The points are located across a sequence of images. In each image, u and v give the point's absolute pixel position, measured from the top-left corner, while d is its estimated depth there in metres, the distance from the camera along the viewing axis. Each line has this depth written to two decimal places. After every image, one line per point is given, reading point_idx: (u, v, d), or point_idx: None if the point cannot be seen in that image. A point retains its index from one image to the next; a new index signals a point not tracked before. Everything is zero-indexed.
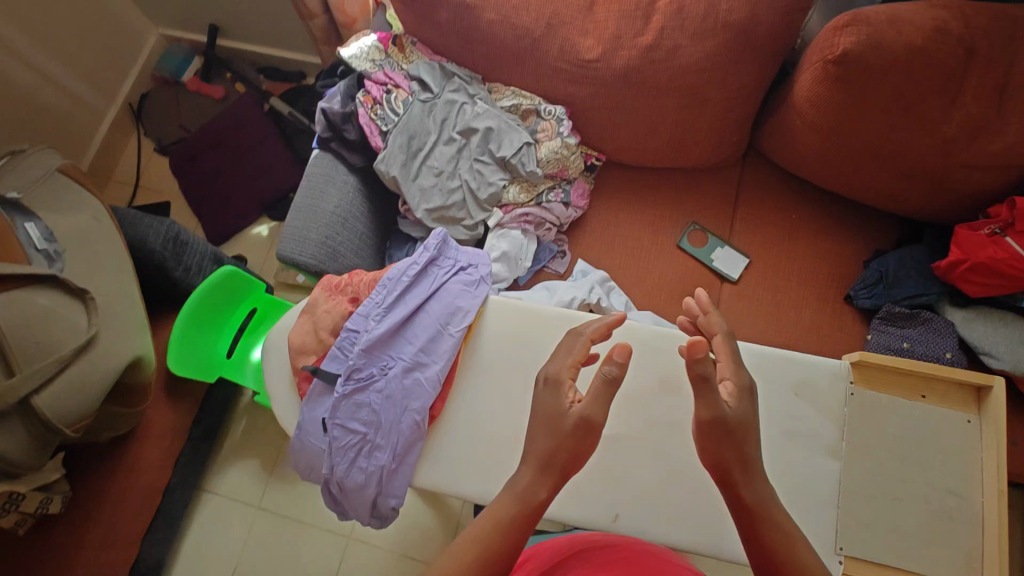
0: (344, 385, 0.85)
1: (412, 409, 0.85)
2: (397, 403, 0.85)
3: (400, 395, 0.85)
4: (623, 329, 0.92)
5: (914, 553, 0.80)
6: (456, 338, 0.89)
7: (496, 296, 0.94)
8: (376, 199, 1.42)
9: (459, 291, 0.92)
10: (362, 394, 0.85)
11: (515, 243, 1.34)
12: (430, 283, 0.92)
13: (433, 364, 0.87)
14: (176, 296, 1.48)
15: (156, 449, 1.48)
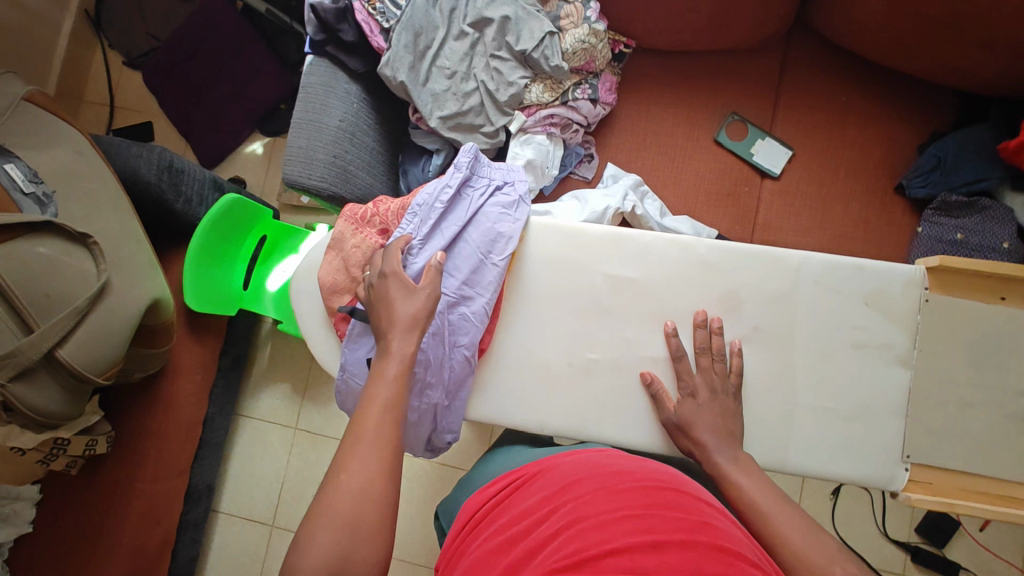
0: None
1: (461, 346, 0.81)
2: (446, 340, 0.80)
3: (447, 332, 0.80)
4: (678, 244, 0.84)
5: (986, 457, 0.78)
6: (501, 268, 0.82)
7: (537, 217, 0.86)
8: (383, 108, 1.28)
9: (497, 215, 0.84)
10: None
11: (541, 150, 1.23)
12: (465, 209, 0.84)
13: (479, 298, 0.81)
14: (181, 229, 1.39)
15: (190, 383, 1.46)
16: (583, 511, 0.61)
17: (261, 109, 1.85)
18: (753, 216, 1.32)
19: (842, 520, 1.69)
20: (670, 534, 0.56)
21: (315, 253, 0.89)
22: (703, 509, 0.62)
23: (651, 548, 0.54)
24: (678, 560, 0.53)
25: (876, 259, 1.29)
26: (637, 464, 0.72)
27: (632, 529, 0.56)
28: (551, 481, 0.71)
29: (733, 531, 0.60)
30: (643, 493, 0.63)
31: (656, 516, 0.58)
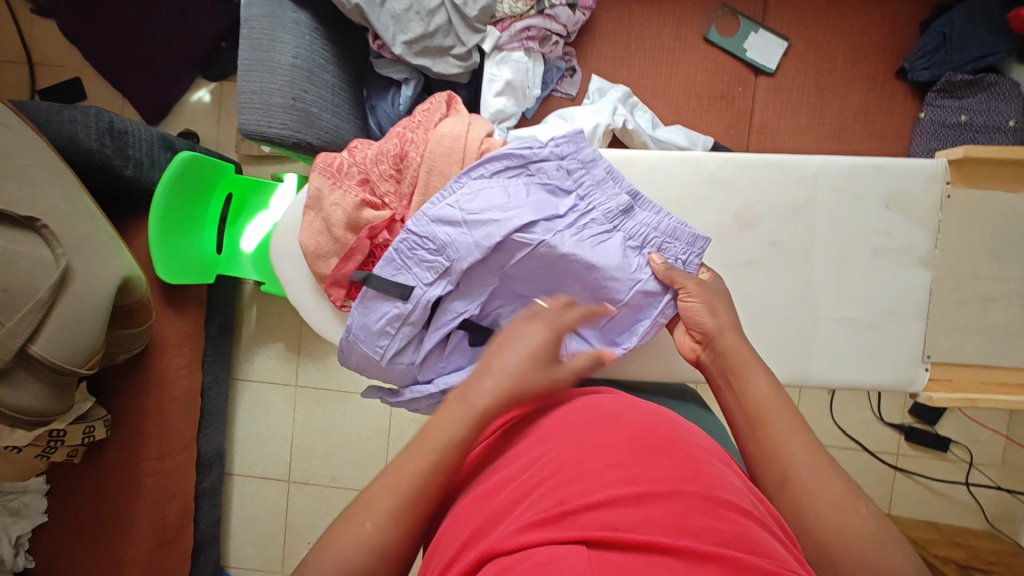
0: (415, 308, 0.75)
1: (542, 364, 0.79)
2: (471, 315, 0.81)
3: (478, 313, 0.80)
4: (687, 161, 0.78)
5: (1008, 347, 0.78)
6: None
7: None
8: (342, 37, 1.13)
9: (642, 259, 0.76)
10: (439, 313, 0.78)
11: (520, 68, 1.13)
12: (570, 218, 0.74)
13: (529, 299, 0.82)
14: (137, 197, 1.27)
15: (179, 357, 1.40)
16: (568, 461, 0.61)
17: (199, 50, 1.66)
18: (749, 117, 1.25)
19: (840, 409, 1.76)
20: (656, 485, 0.56)
21: (292, 215, 0.81)
22: (698, 457, 0.61)
23: (633, 500, 0.54)
24: (662, 514, 0.53)
25: (875, 152, 1.24)
26: (634, 407, 0.71)
27: (616, 483, 0.56)
28: (539, 424, 0.71)
29: (727, 480, 0.60)
30: (636, 442, 0.62)
31: (643, 467, 0.58)
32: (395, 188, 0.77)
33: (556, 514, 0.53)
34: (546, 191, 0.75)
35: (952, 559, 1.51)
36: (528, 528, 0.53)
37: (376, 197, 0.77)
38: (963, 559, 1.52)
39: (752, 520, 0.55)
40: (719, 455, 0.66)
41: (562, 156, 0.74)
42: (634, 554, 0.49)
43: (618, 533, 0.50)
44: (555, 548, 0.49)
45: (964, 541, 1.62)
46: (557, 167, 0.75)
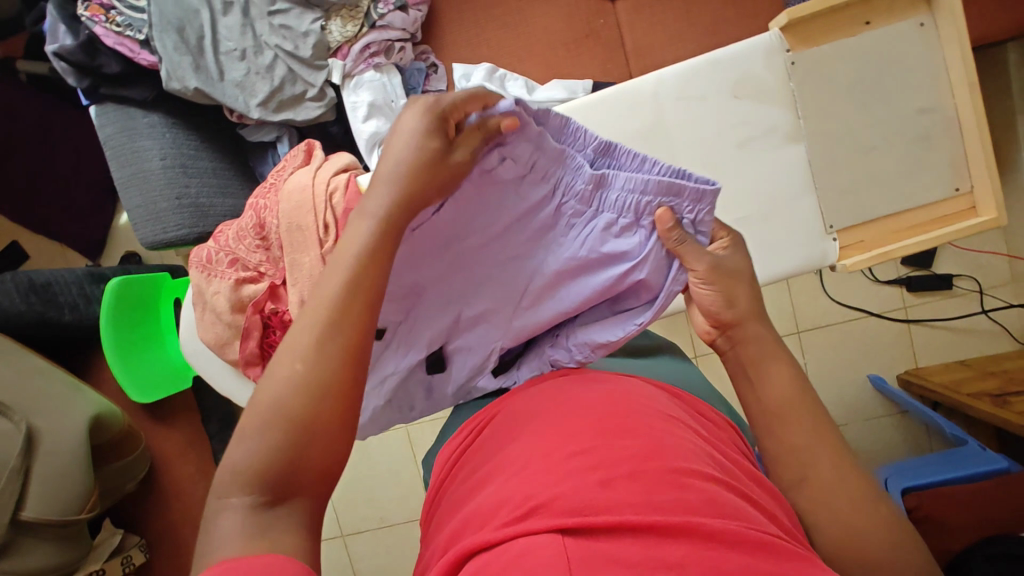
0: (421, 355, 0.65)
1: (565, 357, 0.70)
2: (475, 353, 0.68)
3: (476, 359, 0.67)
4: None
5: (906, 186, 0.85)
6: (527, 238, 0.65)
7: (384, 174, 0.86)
8: (205, 123, 1.15)
9: (644, 231, 0.55)
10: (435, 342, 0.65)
11: (376, 87, 1.12)
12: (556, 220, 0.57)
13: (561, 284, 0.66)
14: (88, 335, 1.31)
15: (187, 464, 1.44)
16: (530, 451, 0.57)
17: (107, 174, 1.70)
18: (620, 44, 1.22)
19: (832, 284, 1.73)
20: (615, 466, 0.52)
21: (187, 315, 0.82)
22: (656, 423, 0.59)
23: (597, 483, 0.50)
24: (628, 496, 0.49)
25: (756, 31, 1.20)
26: (591, 382, 0.67)
27: (583, 466, 0.53)
28: (506, 417, 0.66)
29: (687, 445, 0.57)
30: (596, 419, 0.59)
31: (605, 446, 0.54)
32: (267, 256, 0.78)
33: (525, 510, 0.49)
34: (511, 189, 0.55)
35: (985, 390, 1.46)
36: (495, 529, 0.48)
37: (251, 271, 0.78)
38: (996, 386, 1.46)
39: (714, 477, 0.53)
40: (677, 415, 0.64)
41: (514, 151, 0.53)
42: (608, 537, 0.46)
43: (593, 514, 0.47)
44: (524, 544, 0.45)
45: (997, 367, 1.56)
46: (514, 164, 0.54)
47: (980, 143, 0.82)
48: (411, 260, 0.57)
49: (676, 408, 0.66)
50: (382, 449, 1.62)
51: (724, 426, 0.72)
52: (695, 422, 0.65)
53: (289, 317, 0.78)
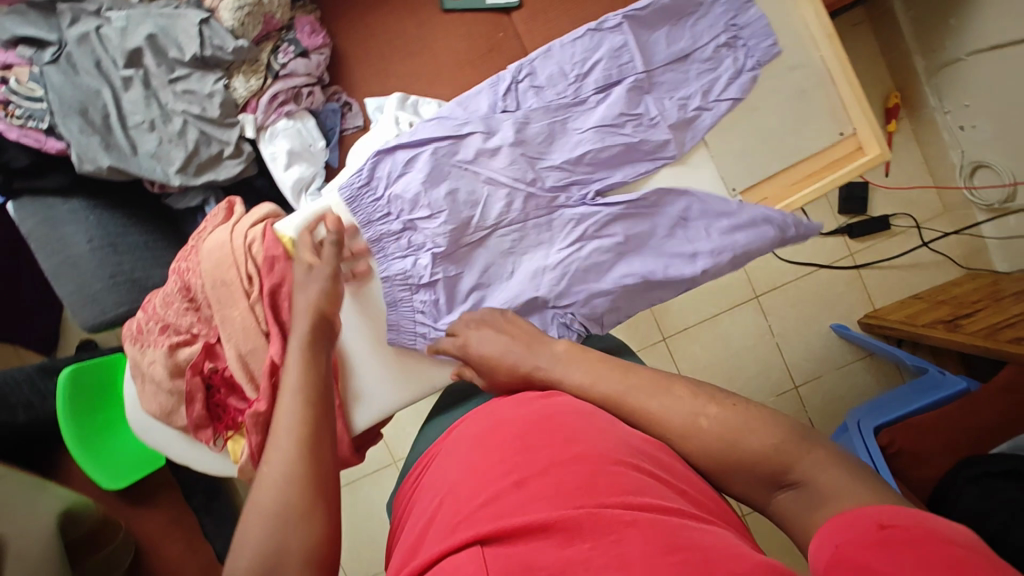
0: (528, 61, 0.83)
1: (747, 65, 0.79)
2: (567, 89, 0.82)
3: (525, 156, 0.81)
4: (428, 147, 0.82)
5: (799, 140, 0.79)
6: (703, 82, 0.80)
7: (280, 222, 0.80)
8: (129, 200, 1.15)
9: None
10: (545, 63, 0.83)
11: (292, 134, 1.14)
12: (488, 165, 0.81)
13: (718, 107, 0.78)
14: (48, 430, 1.29)
15: (174, 542, 1.42)
16: (465, 474, 0.59)
17: None
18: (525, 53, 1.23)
19: (780, 243, 1.77)
20: (532, 468, 0.55)
21: (128, 392, 0.80)
22: (575, 421, 0.61)
23: (514, 487, 0.53)
24: (540, 492, 0.52)
25: None
26: (523, 395, 0.70)
27: (505, 477, 0.55)
28: (452, 443, 0.68)
29: (608, 437, 0.60)
30: (522, 428, 0.61)
31: (525, 452, 0.57)
32: (199, 317, 0.78)
33: (456, 529, 0.52)
34: None
35: (940, 318, 1.50)
36: (432, 549, 0.52)
37: (183, 334, 0.78)
38: (949, 313, 1.51)
39: (627, 464, 0.55)
40: (604, 409, 0.66)
41: (435, 151, 0.80)
42: (521, 538, 0.48)
43: (509, 520, 0.50)
44: (451, 561, 0.48)
45: (947, 295, 1.61)
46: (439, 121, 0.82)
47: (849, 86, 0.77)
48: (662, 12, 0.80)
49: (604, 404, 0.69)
50: (373, 490, 1.59)
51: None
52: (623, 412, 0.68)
53: (230, 371, 0.78)
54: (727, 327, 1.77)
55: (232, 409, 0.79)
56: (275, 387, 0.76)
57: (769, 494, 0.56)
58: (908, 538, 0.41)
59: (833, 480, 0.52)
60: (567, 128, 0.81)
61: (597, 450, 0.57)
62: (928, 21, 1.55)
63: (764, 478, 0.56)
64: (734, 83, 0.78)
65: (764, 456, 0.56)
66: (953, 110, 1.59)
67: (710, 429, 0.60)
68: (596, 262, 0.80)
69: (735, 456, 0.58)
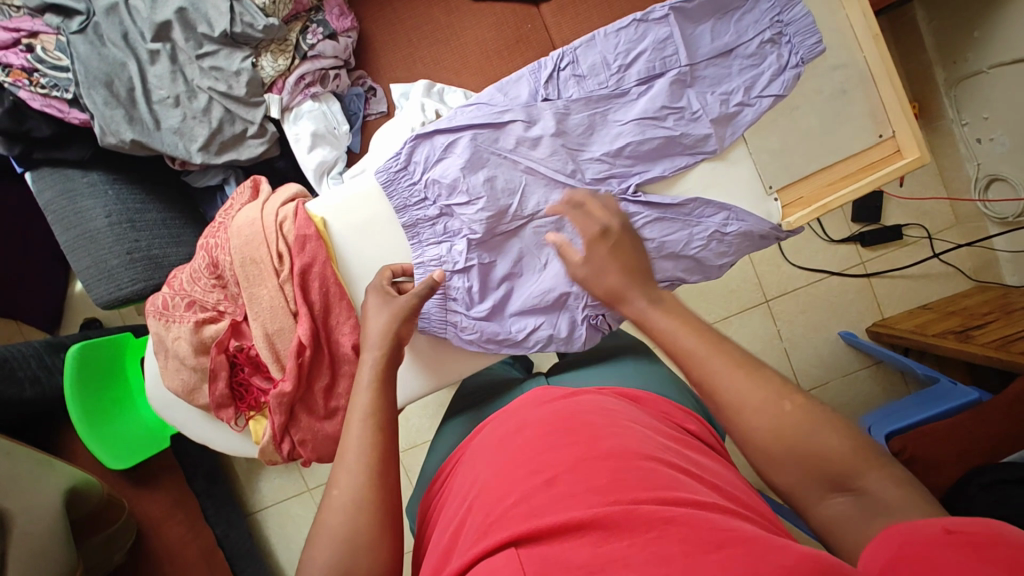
0: (570, 50, 0.82)
1: (790, 62, 0.78)
2: (610, 79, 0.81)
3: (564, 145, 0.80)
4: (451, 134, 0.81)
5: (838, 141, 0.79)
6: (749, 75, 0.79)
7: (310, 203, 0.80)
8: (149, 175, 1.14)
9: None
10: (587, 51, 0.82)
11: (317, 116, 1.13)
12: (528, 155, 0.81)
13: (760, 103, 0.78)
14: (53, 408, 1.27)
15: (174, 525, 1.40)
16: (489, 477, 0.58)
17: None
18: (552, 46, 1.22)
19: (792, 249, 1.77)
20: (558, 463, 0.54)
21: (149, 367, 0.79)
22: (600, 422, 0.60)
23: (543, 485, 0.52)
24: (571, 489, 0.51)
25: None
26: (544, 398, 0.69)
27: (531, 477, 0.54)
28: (474, 450, 0.67)
29: (634, 437, 0.58)
30: (544, 429, 0.60)
31: (552, 450, 0.56)
32: (225, 294, 0.77)
33: (487, 533, 0.51)
34: None
35: (950, 328, 1.50)
36: (466, 551, 0.51)
37: (210, 311, 0.76)
38: (958, 324, 1.51)
39: (658, 462, 0.54)
40: (627, 414, 0.65)
41: (475, 138, 0.80)
42: (555, 538, 0.47)
43: (541, 519, 0.48)
44: (486, 566, 0.47)
45: (957, 306, 1.62)
46: (478, 107, 0.81)
47: (891, 89, 0.77)
48: (696, 11, 0.80)
49: (628, 409, 0.68)
50: None
51: (680, 417, 0.72)
52: (645, 417, 0.67)
53: (255, 350, 0.76)
54: (736, 331, 1.77)
55: (254, 389, 0.78)
56: (300, 368, 0.74)
57: (819, 496, 0.53)
58: (973, 540, 0.37)
59: (894, 496, 0.50)
60: (608, 120, 0.81)
61: (621, 449, 0.55)
62: (951, 34, 1.55)
63: (821, 478, 0.53)
64: (777, 79, 0.78)
65: (830, 457, 0.53)
66: (971, 122, 1.59)
67: (779, 419, 0.55)
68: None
69: (799, 451, 0.54)
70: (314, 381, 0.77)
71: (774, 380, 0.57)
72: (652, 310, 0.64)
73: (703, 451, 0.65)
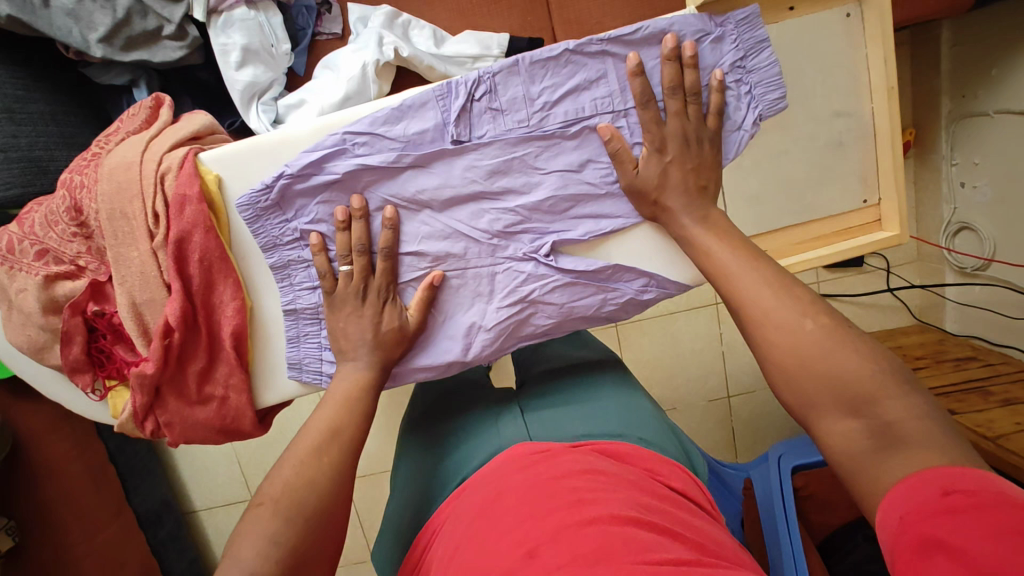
0: (488, 74, 0.63)
1: (746, 118, 0.66)
2: (530, 117, 0.65)
3: (469, 196, 0.66)
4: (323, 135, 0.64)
5: (817, 198, 0.69)
6: None
7: (207, 155, 0.65)
8: (36, 55, 0.95)
9: None
10: (508, 79, 0.64)
11: (250, 28, 0.95)
12: (430, 205, 0.66)
13: None
14: None
15: (61, 439, 1.33)
16: (471, 547, 0.58)
17: None
18: None
19: None
20: (539, 530, 0.55)
21: None
22: (583, 483, 0.61)
23: (524, 554, 0.53)
24: (553, 557, 0.52)
25: None
26: (527, 454, 0.69)
27: (515, 543, 0.55)
28: (457, 514, 0.67)
29: (614, 496, 0.59)
30: (525, 496, 0.60)
31: (531, 516, 0.57)
32: (88, 247, 0.64)
33: None
34: None
35: None
36: None
37: (66, 265, 0.64)
38: None
39: (640, 524, 0.55)
40: (612, 473, 0.65)
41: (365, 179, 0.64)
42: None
43: None
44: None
45: (894, 343, 1.63)
46: (372, 138, 0.63)
47: (892, 155, 0.67)
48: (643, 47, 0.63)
49: (609, 465, 0.68)
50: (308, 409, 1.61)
51: (663, 470, 0.72)
52: (631, 475, 0.66)
53: (119, 319, 0.65)
54: (680, 328, 1.75)
55: (117, 358, 0.68)
56: (168, 350, 0.65)
57: (831, 417, 0.49)
58: (977, 503, 0.37)
59: (915, 425, 0.46)
60: (528, 165, 0.66)
61: (603, 505, 0.57)
62: (970, 68, 1.44)
63: (838, 400, 0.49)
64: (729, 140, 0.66)
65: (850, 379, 0.49)
66: (961, 163, 1.53)
67: (801, 335, 0.52)
68: (535, 323, 0.71)
69: (816, 367, 0.50)
70: (185, 363, 0.67)
71: (805, 299, 0.54)
72: (696, 227, 0.62)
73: (695, 513, 0.64)
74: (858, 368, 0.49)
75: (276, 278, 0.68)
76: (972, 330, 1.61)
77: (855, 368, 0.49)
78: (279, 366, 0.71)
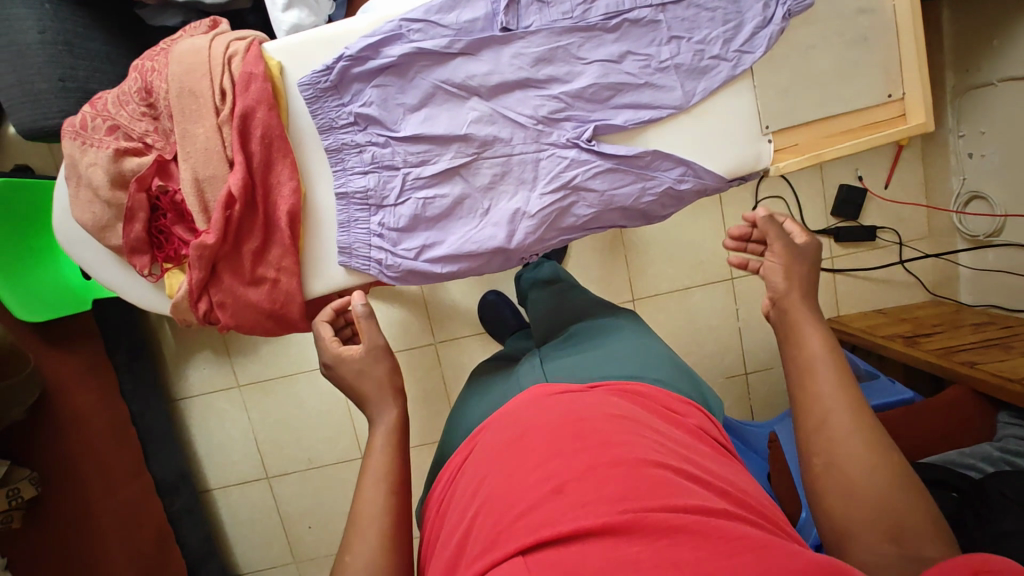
0: None
1: (775, 15, 0.70)
2: (574, 9, 0.69)
3: (515, 84, 0.70)
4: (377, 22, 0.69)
5: (844, 91, 0.73)
6: (736, 23, 0.70)
7: (270, 44, 0.69)
8: None
9: None
10: None
11: None
12: (479, 92, 0.70)
13: (748, 56, 0.70)
14: None
15: (86, 393, 1.35)
16: (494, 481, 0.54)
17: None
18: None
19: None
20: (565, 471, 0.50)
21: (60, 193, 0.70)
22: (609, 426, 0.56)
23: (551, 494, 0.49)
24: (581, 502, 0.47)
25: None
26: (547, 396, 0.63)
27: (541, 482, 0.50)
28: (479, 450, 0.62)
29: (639, 440, 0.55)
30: (547, 432, 0.55)
31: (557, 458, 0.52)
32: (156, 126, 0.68)
33: (497, 537, 0.48)
34: None
35: (899, 333, 1.52)
36: (474, 560, 0.48)
37: (134, 142, 0.68)
38: (908, 329, 1.54)
39: (666, 468, 0.51)
40: (635, 417, 0.60)
41: (420, 64, 0.68)
42: (564, 547, 0.44)
43: (553, 531, 0.45)
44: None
45: (910, 315, 1.65)
46: (427, 25, 0.67)
47: (913, 48, 0.72)
48: None
49: (632, 409, 0.63)
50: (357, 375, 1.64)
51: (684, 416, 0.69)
52: (655, 421, 0.61)
53: (181, 196, 0.68)
54: (696, 303, 1.76)
55: (176, 238, 0.71)
56: (228, 223, 0.67)
57: (864, 537, 0.50)
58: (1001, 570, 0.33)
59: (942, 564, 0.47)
60: (571, 55, 0.70)
61: (624, 448, 0.53)
62: (970, 41, 1.51)
63: (879, 523, 0.50)
64: (759, 35, 0.70)
65: (895, 510, 0.50)
66: (968, 134, 1.58)
67: (862, 446, 0.53)
68: (576, 214, 0.74)
69: (865, 487, 0.51)
70: (242, 241, 0.70)
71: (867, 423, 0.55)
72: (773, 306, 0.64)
73: (710, 456, 0.61)
74: (902, 507, 0.50)
75: (331, 164, 0.71)
76: (988, 299, 1.63)
77: (900, 507, 0.50)
78: (329, 253, 0.74)
